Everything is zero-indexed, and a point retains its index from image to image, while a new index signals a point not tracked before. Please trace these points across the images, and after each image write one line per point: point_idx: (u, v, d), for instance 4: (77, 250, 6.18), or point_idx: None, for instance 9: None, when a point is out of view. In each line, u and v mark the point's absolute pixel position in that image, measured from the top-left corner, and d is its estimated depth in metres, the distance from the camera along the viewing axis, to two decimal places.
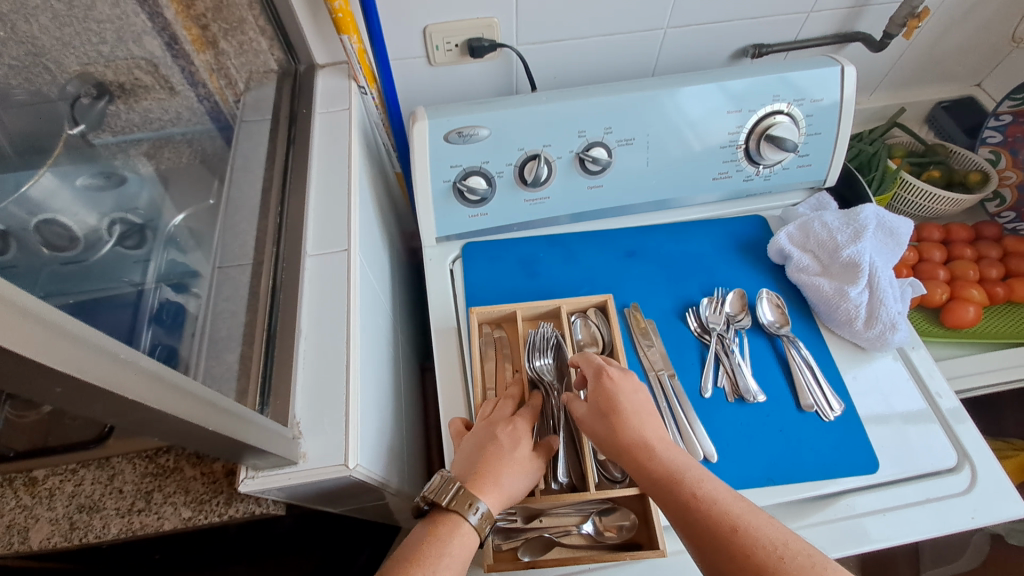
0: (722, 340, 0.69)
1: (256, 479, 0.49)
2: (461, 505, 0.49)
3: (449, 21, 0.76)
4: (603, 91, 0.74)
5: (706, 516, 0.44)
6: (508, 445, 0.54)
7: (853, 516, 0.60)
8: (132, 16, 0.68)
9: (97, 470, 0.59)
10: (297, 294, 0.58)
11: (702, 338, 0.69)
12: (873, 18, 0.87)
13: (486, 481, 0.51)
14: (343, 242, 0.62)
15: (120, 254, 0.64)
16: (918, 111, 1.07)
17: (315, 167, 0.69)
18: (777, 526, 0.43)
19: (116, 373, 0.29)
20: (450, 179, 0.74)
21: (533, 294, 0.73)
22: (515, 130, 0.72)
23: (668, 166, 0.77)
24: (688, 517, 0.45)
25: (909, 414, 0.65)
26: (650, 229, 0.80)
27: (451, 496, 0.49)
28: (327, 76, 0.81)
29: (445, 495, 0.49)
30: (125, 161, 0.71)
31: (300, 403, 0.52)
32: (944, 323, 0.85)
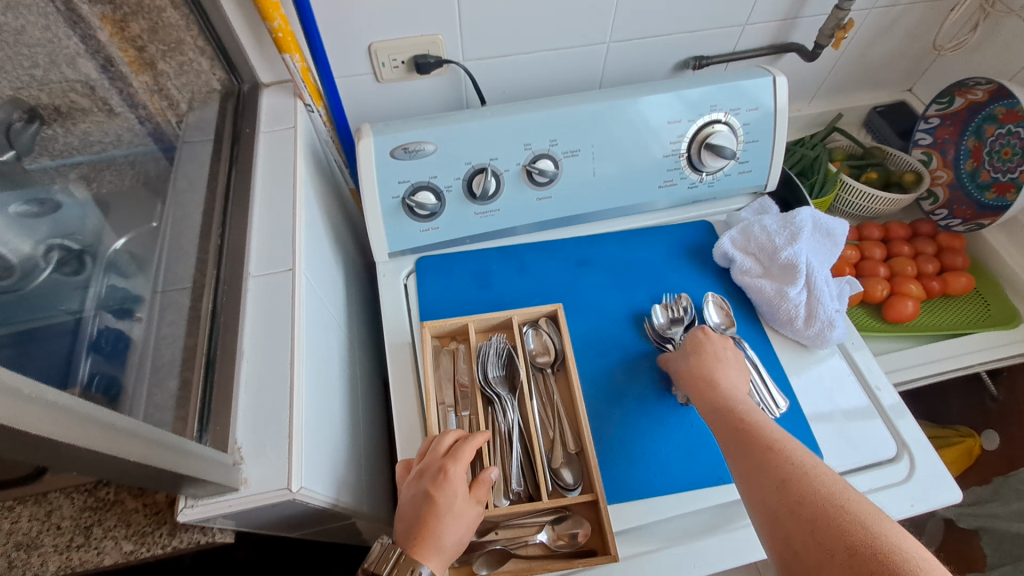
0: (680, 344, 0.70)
1: (195, 508, 0.48)
2: (403, 573, 0.49)
3: (393, 39, 0.77)
4: (549, 104, 0.75)
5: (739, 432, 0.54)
6: (447, 502, 0.52)
7: None
8: (64, 39, 0.66)
9: (33, 506, 0.56)
10: (238, 315, 0.57)
11: (662, 345, 0.70)
12: (805, 30, 0.91)
13: (427, 545, 0.51)
14: (287, 261, 0.62)
15: (56, 282, 0.57)
16: (854, 115, 1.12)
17: (258, 187, 0.69)
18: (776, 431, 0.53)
19: (19, 408, 0.29)
20: (399, 195, 0.74)
21: (487, 306, 0.74)
22: (462, 146, 0.73)
23: (616, 175, 0.79)
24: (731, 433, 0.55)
25: (852, 411, 0.68)
26: (600, 237, 0.81)
27: (393, 563, 0.49)
28: (271, 95, 0.81)
29: (386, 564, 0.49)
30: (62, 186, 0.65)
31: (241, 428, 0.51)
32: (886, 317, 0.90)
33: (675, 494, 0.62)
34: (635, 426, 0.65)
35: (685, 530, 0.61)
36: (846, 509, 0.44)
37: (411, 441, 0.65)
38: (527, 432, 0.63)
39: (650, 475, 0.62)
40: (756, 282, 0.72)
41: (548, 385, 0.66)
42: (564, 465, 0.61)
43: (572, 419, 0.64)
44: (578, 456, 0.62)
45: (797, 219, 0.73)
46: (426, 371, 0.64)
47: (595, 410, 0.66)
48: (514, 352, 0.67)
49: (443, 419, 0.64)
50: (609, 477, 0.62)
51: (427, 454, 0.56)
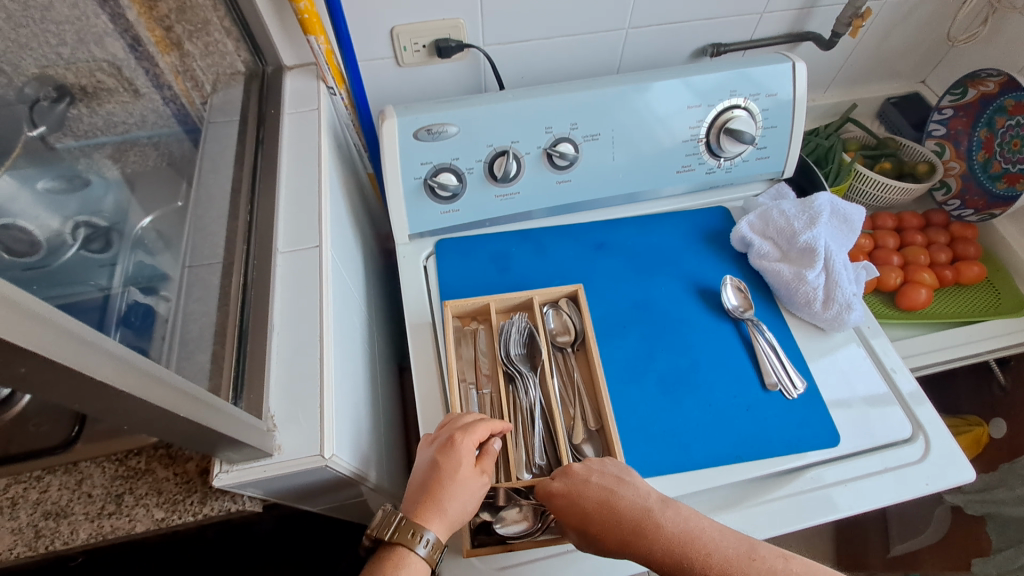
0: None
1: (230, 473, 0.49)
2: (404, 536, 0.49)
3: (416, 22, 0.77)
4: (570, 88, 0.76)
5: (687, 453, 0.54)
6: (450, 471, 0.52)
7: (828, 484, 0.63)
8: (93, 17, 0.66)
9: (63, 476, 0.57)
10: (268, 289, 0.58)
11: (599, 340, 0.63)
12: (822, 18, 0.92)
13: (428, 508, 0.51)
14: (314, 238, 0.63)
15: (83, 258, 0.60)
16: (868, 106, 1.12)
17: (283, 167, 0.69)
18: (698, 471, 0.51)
19: (83, 354, 0.30)
20: (422, 176, 0.75)
21: (508, 288, 0.74)
22: (484, 128, 0.74)
23: (635, 159, 0.80)
24: None
25: (871, 397, 0.69)
26: (618, 222, 0.82)
27: (394, 528, 0.49)
28: (295, 78, 0.82)
29: (388, 529, 0.49)
30: (89, 164, 0.68)
31: (274, 398, 0.52)
32: (900, 306, 0.91)
33: (695, 471, 0.63)
34: (655, 405, 0.66)
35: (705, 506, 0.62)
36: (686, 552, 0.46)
37: (434, 418, 0.66)
38: (549, 409, 0.64)
39: (671, 452, 0.63)
40: (772, 268, 0.73)
41: (569, 364, 0.67)
42: (586, 441, 0.62)
43: (592, 397, 0.65)
44: (600, 433, 0.63)
45: (818, 204, 0.73)
46: (450, 347, 0.65)
47: (616, 389, 0.67)
48: (535, 331, 0.68)
49: (465, 397, 0.65)
50: (630, 454, 0.63)
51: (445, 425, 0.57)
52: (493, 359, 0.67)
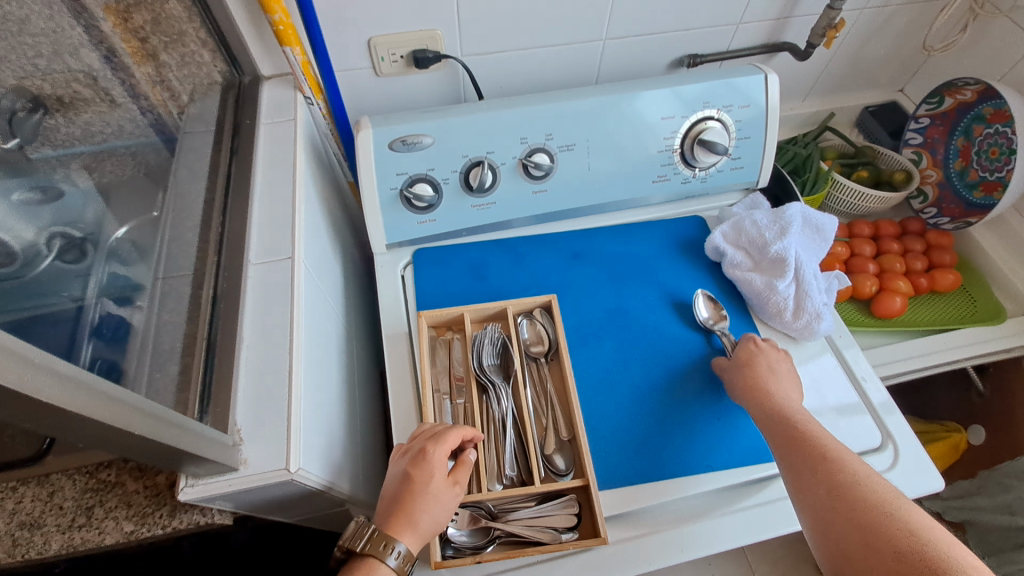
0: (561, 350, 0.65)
1: (196, 487, 0.49)
2: (376, 548, 0.49)
3: (393, 33, 0.78)
4: (546, 99, 0.77)
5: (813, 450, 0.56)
6: (423, 483, 0.52)
7: None
8: (68, 29, 0.66)
9: (35, 488, 0.57)
10: (238, 301, 0.59)
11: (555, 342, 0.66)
12: (797, 29, 0.93)
13: (401, 521, 0.51)
14: (287, 249, 0.63)
15: (59, 270, 0.57)
16: (847, 115, 1.13)
17: (259, 178, 0.70)
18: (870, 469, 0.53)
19: (31, 376, 0.30)
20: (398, 187, 0.75)
21: (482, 297, 0.75)
22: (459, 138, 0.74)
23: (610, 169, 0.80)
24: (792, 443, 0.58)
25: (842, 407, 0.69)
26: (595, 231, 0.83)
27: (366, 539, 0.50)
28: (271, 87, 0.83)
29: (360, 541, 0.50)
30: (64, 175, 0.65)
31: (241, 411, 0.52)
32: (874, 313, 0.92)
33: (666, 481, 0.63)
34: (627, 414, 0.66)
35: (675, 517, 0.62)
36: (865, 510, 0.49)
37: (407, 428, 0.66)
38: (520, 419, 0.64)
39: (642, 462, 0.64)
40: (742, 278, 0.74)
41: (542, 374, 0.68)
42: (557, 451, 0.63)
43: (564, 408, 0.66)
44: (571, 443, 0.63)
45: (791, 215, 0.74)
46: (423, 357, 0.65)
47: (588, 399, 0.67)
48: (508, 342, 0.68)
49: (439, 408, 0.65)
50: (601, 464, 0.63)
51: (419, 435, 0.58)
52: (466, 370, 0.67)
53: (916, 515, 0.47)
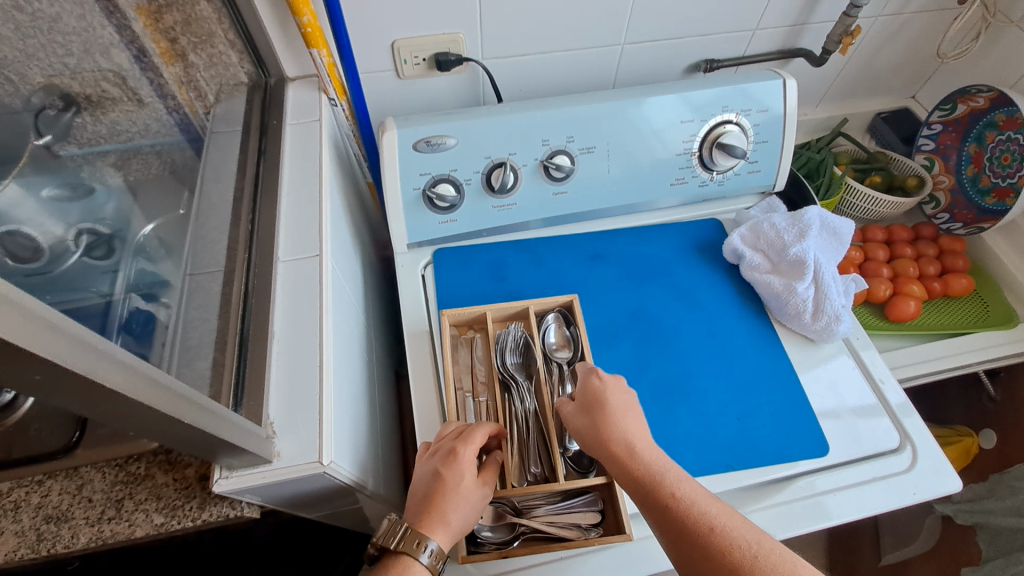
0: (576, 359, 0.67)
1: (230, 479, 0.50)
2: (410, 546, 0.49)
3: (416, 36, 0.79)
4: (567, 102, 0.78)
5: (657, 480, 0.49)
6: (453, 483, 0.53)
7: (819, 493, 0.65)
8: (99, 29, 0.68)
9: (64, 481, 0.58)
10: (269, 296, 0.60)
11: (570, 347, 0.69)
12: (813, 36, 0.94)
13: (433, 519, 0.51)
14: (314, 247, 0.64)
15: (86, 265, 0.59)
16: (859, 121, 1.14)
17: (285, 177, 0.71)
18: (694, 486, 0.49)
19: (95, 362, 0.31)
20: (420, 187, 0.76)
21: (503, 297, 0.76)
22: (482, 139, 0.75)
23: (630, 171, 0.81)
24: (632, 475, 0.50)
25: (859, 407, 0.70)
26: (613, 233, 0.84)
27: (400, 537, 0.50)
28: (297, 88, 0.83)
29: (393, 538, 0.50)
30: (92, 172, 0.68)
31: (273, 404, 0.53)
32: (888, 317, 0.93)
33: None
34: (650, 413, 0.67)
35: None
36: (712, 533, 0.46)
37: (431, 425, 0.67)
38: (542, 418, 0.65)
39: None
40: (759, 279, 0.75)
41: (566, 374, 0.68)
42: (579, 450, 0.63)
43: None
44: None
45: (810, 216, 0.75)
46: (447, 355, 0.66)
47: None
48: (531, 341, 0.69)
49: (462, 405, 0.66)
50: None
51: (445, 435, 0.58)
52: (488, 368, 0.68)
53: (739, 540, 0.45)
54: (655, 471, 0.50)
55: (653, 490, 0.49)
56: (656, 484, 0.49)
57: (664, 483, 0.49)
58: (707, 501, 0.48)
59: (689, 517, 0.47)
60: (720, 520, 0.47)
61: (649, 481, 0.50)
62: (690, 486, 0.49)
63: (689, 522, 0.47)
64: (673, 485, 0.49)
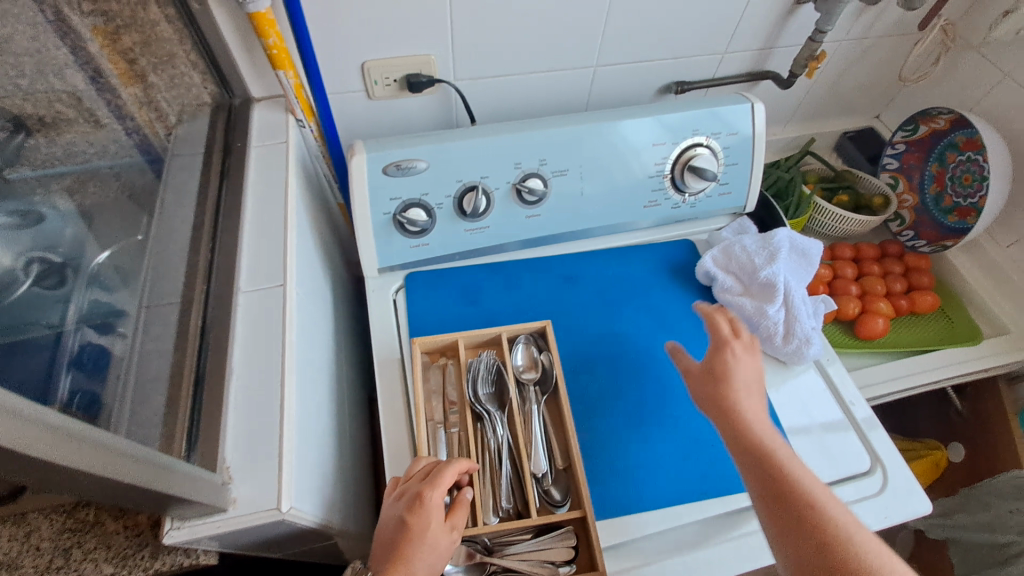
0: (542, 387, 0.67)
1: (183, 530, 0.47)
2: None
3: (386, 58, 0.78)
4: (539, 125, 0.77)
5: (794, 496, 0.49)
6: (420, 530, 0.51)
7: None
8: (52, 49, 0.63)
9: (6, 530, 0.54)
10: (229, 330, 0.57)
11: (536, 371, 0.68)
12: (781, 59, 0.96)
13: (397, 569, 0.50)
14: (278, 277, 0.62)
15: (36, 296, 0.54)
16: (827, 140, 1.17)
17: (249, 203, 0.69)
18: (842, 506, 0.49)
19: (22, 430, 0.29)
20: (390, 212, 0.74)
21: (476, 322, 0.74)
22: (453, 164, 0.74)
23: (603, 194, 0.81)
24: (769, 492, 0.50)
25: (828, 424, 0.70)
26: (587, 255, 0.83)
27: None
28: (263, 109, 0.81)
29: None
30: (45, 196, 0.61)
31: (229, 446, 0.51)
32: (858, 335, 0.93)
33: (663, 508, 0.63)
34: (625, 440, 0.66)
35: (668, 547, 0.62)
36: (852, 541, 0.46)
37: (400, 458, 0.65)
38: (515, 450, 0.63)
39: (638, 490, 0.64)
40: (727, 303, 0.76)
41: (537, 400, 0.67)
42: (553, 482, 0.62)
43: (558, 436, 0.65)
44: (566, 472, 0.63)
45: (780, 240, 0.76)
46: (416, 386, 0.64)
47: (583, 425, 0.67)
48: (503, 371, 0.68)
49: (434, 437, 0.65)
50: (598, 492, 0.63)
51: (412, 476, 0.57)
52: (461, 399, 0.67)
53: (871, 548, 0.46)
54: (813, 494, 0.49)
55: (791, 503, 0.49)
56: (812, 501, 0.49)
57: (818, 505, 0.48)
58: (838, 506, 0.49)
59: (823, 530, 0.47)
60: (851, 531, 0.47)
61: (781, 497, 0.50)
62: (829, 492, 0.50)
63: (820, 530, 0.47)
64: (834, 512, 0.48)
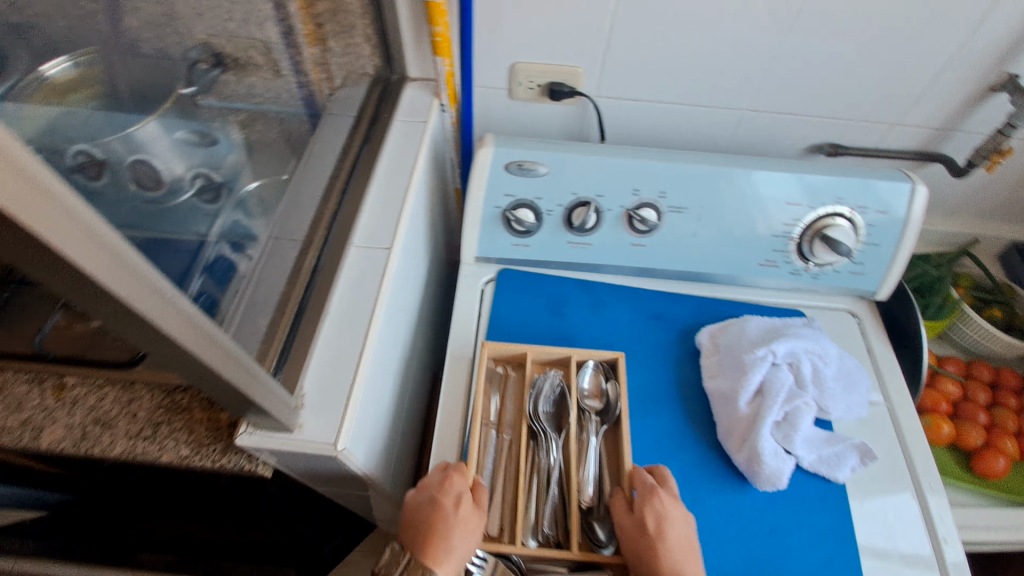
0: (589, 420, 0.65)
1: (252, 436, 0.52)
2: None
3: (538, 62, 0.81)
4: (668, 157, 0.75)
5: None
6: (451, 518, 0.54)
7: None
8: (260, 4, 0.75)
9: (120, 390, 0.62)
10: (333, 277, 0.63)
11: (598, 402, 0.67)
12: (959, 144, 0.85)
13: (433, 553, 0.52)
14: (387, 241, 0.67)
15: (194, 206, 0.64)
16: (993, 246, 1.02)
17: (380, 170, 0.75)
18: None
19: (160, 308, 0.33)
20: (501, 207, 0.77)
21: (554, 334, 0.74)
22: (574, 176, 0.75)
23: (717, 241, 0.77)
24: None
25: (912, 557, 0.61)
26: (682, 297, 0.80)
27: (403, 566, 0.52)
28: (414, 88, 0.88)
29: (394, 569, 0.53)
30: (221, 124, 0.74)
31: (309, 377, 0.56)
32: (975, 470, 0.80)
33: None
34: None
35: None
36: None
37: (448, 437, 0.67)
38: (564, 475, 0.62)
39: None
40: (804, 400, 0.66)
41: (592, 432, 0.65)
42: (598, 519, 0.60)
43: (613, 474, 0.63)
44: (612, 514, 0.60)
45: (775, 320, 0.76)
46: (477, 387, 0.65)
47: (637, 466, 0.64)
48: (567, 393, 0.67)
49: (486, 441, 0.65)
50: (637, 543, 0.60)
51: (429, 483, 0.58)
52: (519, 408, 0.67)
53: None
54: None
55: None
56: None
57: None
58: None
59: None
60: None
61: None
62: None
63: None
64: None
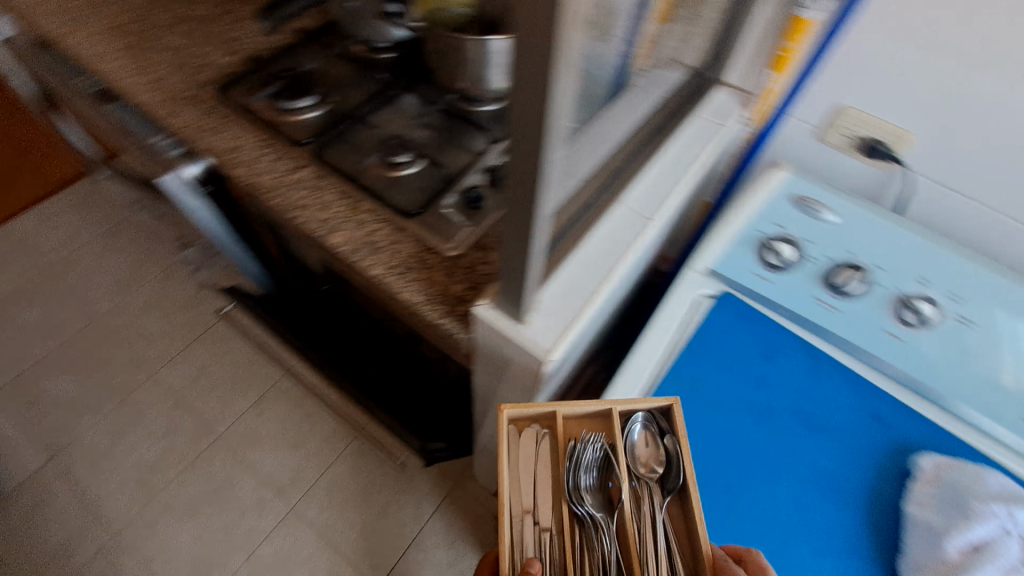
0: (642, 487, 0.56)
1: (486, 310, 0.59)
2: None
3: (871, 116, 0.83)
4: (957, 260, 0.77)
5: None
6: None
7: None
8: None
9: (390, 228, 0.74)
10: (595, 222, 0.64)
11: (650, 469, 0.57)
12: None
13: None
14: (651, 212, 0.67)
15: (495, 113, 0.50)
16: None
17: (667, 149, 0.74)
18: None
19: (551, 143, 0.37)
20: (772, 232, 0.81)
21: (754, 374, 0.71)
22: (858, 239, 0.79)
23: (981, 369, 0.69)
24: None
25: None
26: (910, 413, 0.69)
27: None
28: (727, 94, 0.81)
29: None
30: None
31: (549, 291, 0.59)
32: None
33: None
34: None
35: None
36: None
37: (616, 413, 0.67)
38: (627, 548, 0.53)
39: None
40: None
41: (649, 499, 0.56)
42: None
43: (689, 543, 0.54)
44: None
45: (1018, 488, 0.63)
46: (501, 461, 0.56)
47: (777, 552, 0.60)
48: (616, 454, 0.57)
49: (525, 535, 0.56)
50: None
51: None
52: (556, 483, 0.59)
53: None
54: None
55: None
56: None
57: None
58: None
59: None
60: None
61: None
62: None
63: None
64: None
